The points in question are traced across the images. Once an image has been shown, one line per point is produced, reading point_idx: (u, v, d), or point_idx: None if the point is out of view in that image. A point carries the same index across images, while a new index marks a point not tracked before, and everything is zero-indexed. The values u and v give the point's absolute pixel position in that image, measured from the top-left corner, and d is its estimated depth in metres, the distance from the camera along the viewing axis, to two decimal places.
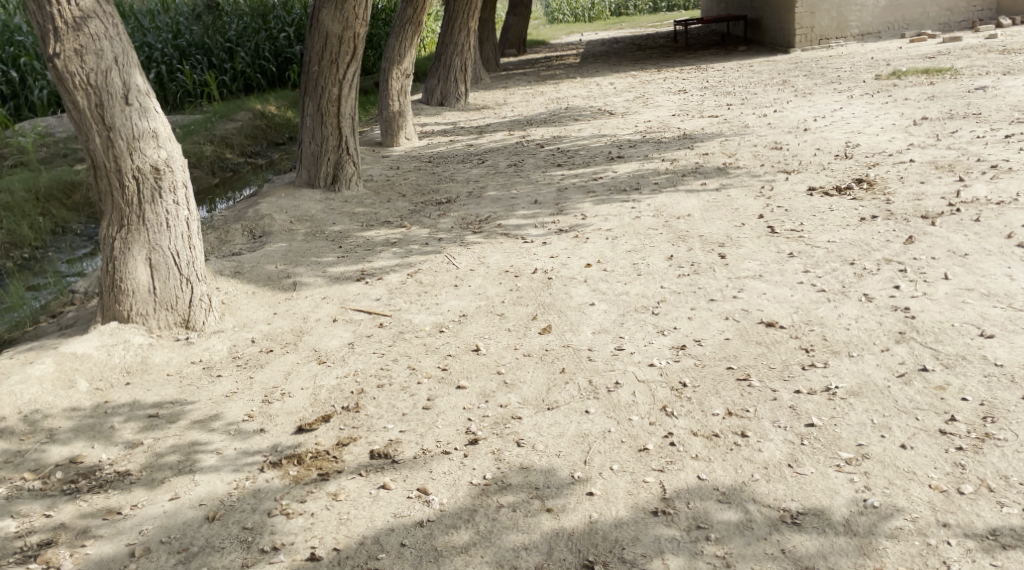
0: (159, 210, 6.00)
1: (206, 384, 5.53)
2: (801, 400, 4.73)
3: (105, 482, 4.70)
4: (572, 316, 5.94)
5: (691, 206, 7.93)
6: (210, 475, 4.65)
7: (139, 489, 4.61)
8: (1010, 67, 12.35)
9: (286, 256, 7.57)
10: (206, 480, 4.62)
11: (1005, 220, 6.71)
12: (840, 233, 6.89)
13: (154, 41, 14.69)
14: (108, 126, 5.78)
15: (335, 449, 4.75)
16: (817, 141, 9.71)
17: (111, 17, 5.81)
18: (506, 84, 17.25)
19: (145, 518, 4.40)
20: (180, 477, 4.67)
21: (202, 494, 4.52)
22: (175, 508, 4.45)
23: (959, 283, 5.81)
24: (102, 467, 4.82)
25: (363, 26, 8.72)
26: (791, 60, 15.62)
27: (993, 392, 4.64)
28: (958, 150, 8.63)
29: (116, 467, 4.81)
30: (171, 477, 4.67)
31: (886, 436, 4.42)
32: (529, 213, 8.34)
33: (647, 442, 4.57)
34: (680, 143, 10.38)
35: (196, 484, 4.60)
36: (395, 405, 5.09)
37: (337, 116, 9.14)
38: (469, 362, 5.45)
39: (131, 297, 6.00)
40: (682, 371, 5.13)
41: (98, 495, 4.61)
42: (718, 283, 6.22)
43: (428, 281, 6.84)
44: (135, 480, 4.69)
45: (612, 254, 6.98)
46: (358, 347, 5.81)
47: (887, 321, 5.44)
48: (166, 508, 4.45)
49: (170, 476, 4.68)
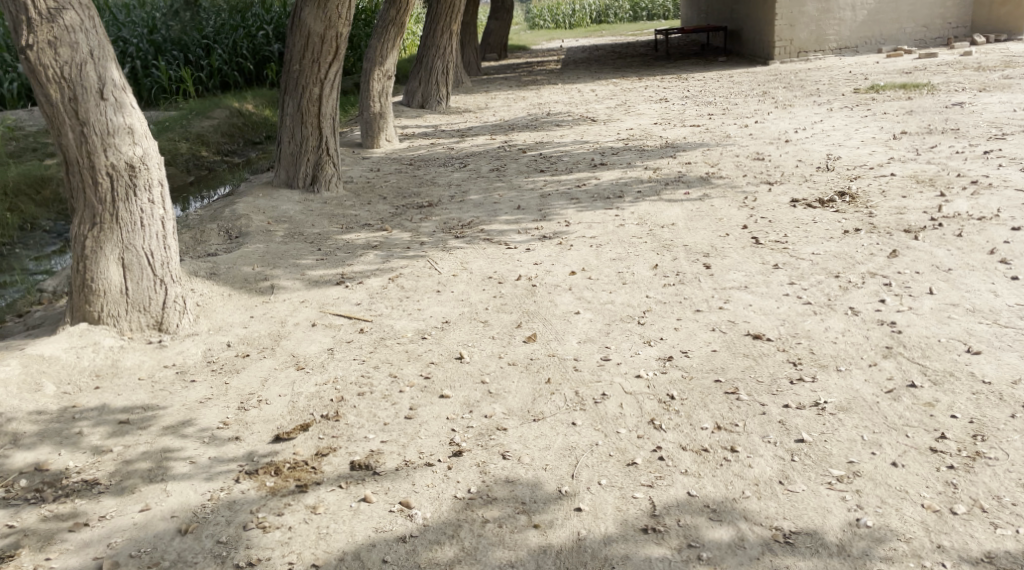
0: (133, 208, 5.85)
1: (179, 389, 5.39)
2: (790, 415, 4.66)
3: (72, 491, 4.54)
4: (557, 325, 5.85)
5: (674, 215, 7.87)
6: (182, 484, 4.51)
7: (108, 499, 4.46)
8: (985, 84, 12.42)
9: (263, 257, 7.43)
10: (178, 490, 4.47)
11: (987, 236, 6.69)
12: (824, 245, 6.85)
13: (130, 36, 14.52)
14: (82, 121, 5.63)
15: (314, 459, 4.63)
16: (799, 152, 9.68)
17: (88, 9, 5.68)
18: (487, 88, 17.17)
19: (114, 529, 4.26)
20: (150, 486, 4.52)
21: (174, 504, 4.38)
22: (145, 519, 4.30)
23: (943, 298, 5.78)
24: (68, 475, 4.66)
25: (345, 26, 8.59)
26: (771, 72, 15.64)
27: (982, 410, 4.59)
28: (938, 165, 8.63)
29: (83, 475, 4.66)
30: (141, 486, 4.53)
31: (877, 453, 4.35)
32: (511, 218, 8.24)
33: (635, 456, 4.47)
34: (663, 152, 10.33)
35: (167, 494, 4.45)
36: (376, 414, 4.97)
37: (318, 116, 9.01)
38: (453, 371, 5.35)
39: (102, 298, 5.84)
40: (670, 384, 5.04)
41: (65, 504, 4.46)
42: (704, 293, 6.16)
43: (409, 286, 6.73)
44: (103, 489, 4.54)
45: (596, 262, 6.90)
46: (338, 353, 5.69)
47: (874, 335, 5.39)
48: (136, 519, 4.31)
49: (140, 485, 4.54)
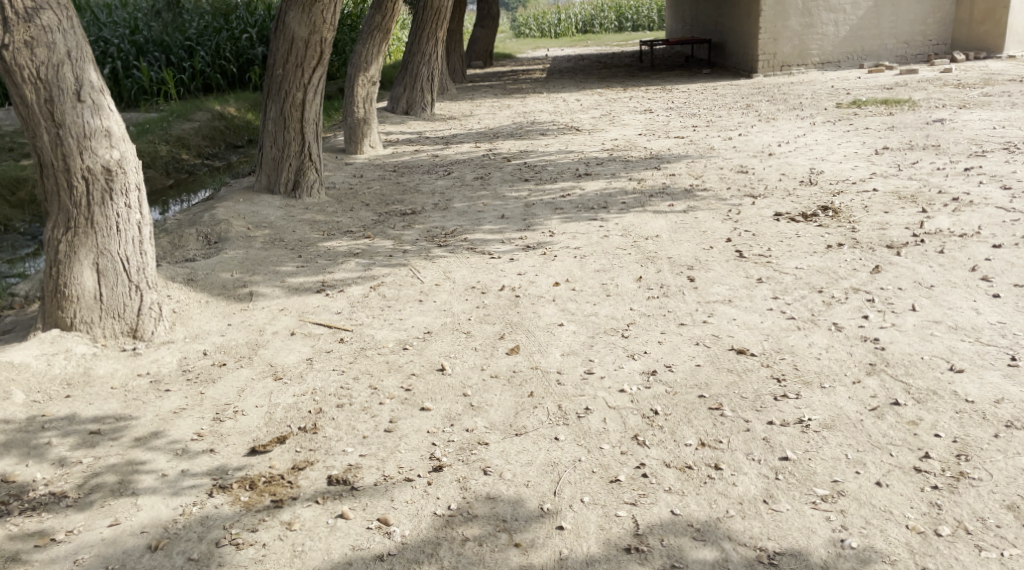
0: (108, 213, 5.76)
1: (152, 399, 5.30)
2: (774, 432, 4.63)
3: (39, 504, 4.44)
4: (540, 337, 5.80)
5: (659, 226, 7.85)
6: (153, 498, 4.42)
7: (75, 513, 4.37)
8: (966, 101, 12.50)
9: (242, 263, 7.35)
10: (149, 504, 4.39)
11: (969, 253, 6.70)
12: (807, 260, 6.84)
13: (111, 36, 14.42)
14: (58, 123, 5.55)
15: (290, 473, 4.55)
16: (782, 166, 9.68)
17: (66, 9, 5.60)
18: (472, 95, 17.13)
19: (81, 545, 4.17)
20: (120, 500, 4.43)
21: (145, 520, 4.29)
22: (114, 535, 4.21)
23: (926, 315, 5.77)
24: (35, 487, 4.56)
25: (330, 31, 8.53)
26: (754, 85, 15.69)
27: (965, 429, 4.57)
28: (920, 181, 8.66)
29: (50, 487, 4.56)
30: (111, 500, 4.44)
31: (861, 472, 4.33)
32: (495, 228, 8.20)
33: (619, 472, 4.43)
34: (647, 163, 10.31)
35: (138, 508, 4.36)
36: (356, 427, 4.90)
37: (300, 121, 8.94)
38: (434, 383, 5.28)
39: (76, 304, 5.75)
40: (653, 398, 5.00)
41: (31, 518, 4.36)
42: (688, 307, 6.13)
43: (390, 295, 6.68)
44: (71, 502, 4.44)
45: (580, 273, 6.86)
46: (317, 363, 5.62)
47: (858, 351, 5.37)
48: (105, 535, 4.22)
49: (109, 499, 4.44)
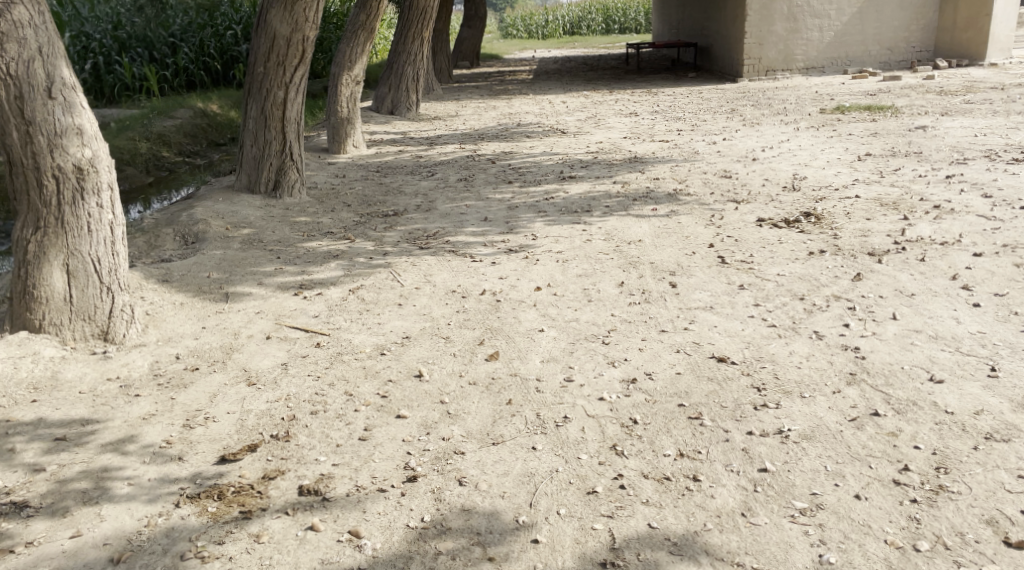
0: (80, 212, 5.72)
1: (121, 404, 5.24)
2: (753, 443, 4.60)
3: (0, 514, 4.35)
4: (520, 343, 5.75)
5: (642, 231, 7.81)
6: (118, 508, 4.34)
7: (37, 523, 4.28)
8: (948, 108, 12.53)
9: (221, 264, 7.28)
10: (114, 514, 4.31)
11: (950, 261, 6.70)
12: (789, 266, 6.82)
13: (93, 31, 14.27)
14: (28, 120, 5.51)
15: (260, 483, 4.48)
16: (766, 171, 9.67)
17: (38, 5, 5.57)
18: (457, 96, 17.07)
19: (42, 557, 4.08)
20: (83, 509, 4.35)
21: (109, 531, 4.21)
22: (76, 547, 4.13)
23: (907, 324, 5.75)
24: None
25: (312, 30, 8.48)
26: (740, 89, 15.68)
27: (944, 441, 4.55)
28: (901, 188, 8.66)
29: (13, 495, 4.47)
30: (74, 509, 4.35)
31: (840, 485, 4.30)
32: (478, 230, 8.14)
33: (596, 484, 4.38)
34: (631, 166, 10.28)
35: (102, 519, 4.28)
36: (329, 435, 4.83)
37: (282, 120, 8.88)
38: (412, 390, 5.23)
39: (45, 305, 5.71)
40: (633, 407, 4.96)
41: None
42: (669, 313, 6.10)
43: (370, 298, 6.62)
44: (33, 511, 4.35)
45: (562, 277, 6.82)
46: (292, 369, 5.56)
47: (838, 360, 5.34)
48: (66, 546, 4.14)
49: (72, 508, 4.36)
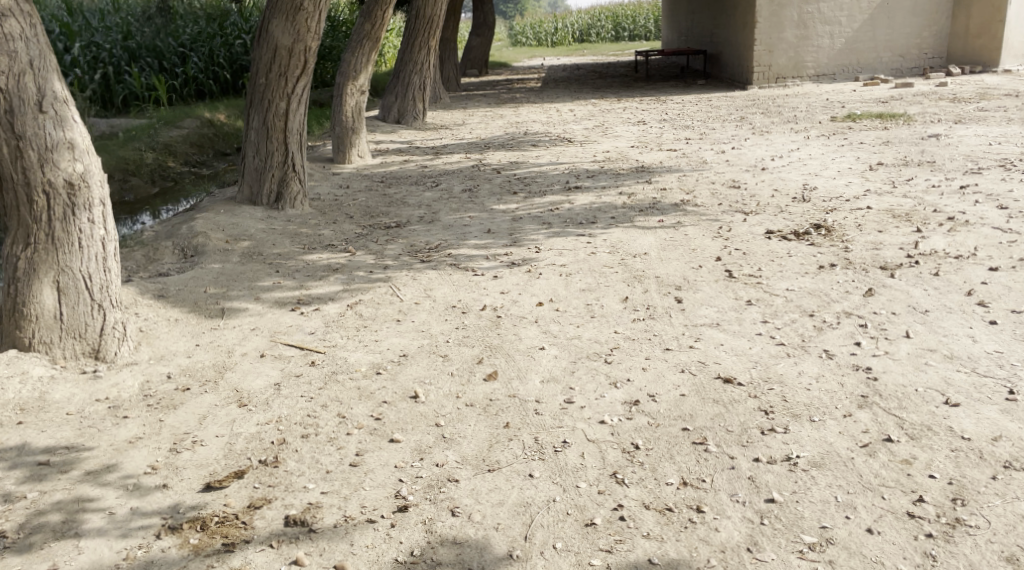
0: (71, 228, 5.57)
1: (108, 427, 5.09)
2: (760, 471, 4.41)
3: None
4: (519, 361, 5.57)
5: (647, 244, 7.63)
6: (96, 540, 4.20)
7: (12, 556, 4.14)
8: (961, 116, 12.32)
9: (218, 278, 7.14)
10: (92, 546, 4.17)
11: (965, 276, 6.50)
12: (798, 281, 6.62)
13: (103, 41, 14.07)
14: (18, 134, 5.37)
15: (245, 512, 4.32)
16: (775, 181, 9.48)
17: (30, 17, 5.45)
18: (464, 104, 16.93)
19: None
20: (60, 542, 4.21)
21: (86, 565, 4.07)
22: None
23: (921, 343, 5.55)
24: None
25: (315, 40, 8.34)
26: (749, 97, 15.50)
27: (961, 470, 4.35)
28: (914, 199, 8.44)
29: None
30: (51, 542, 4.22)
31: (851, 517, 4.11)
32: (480, 242, 7.98)
33: (594, 515, 4.20)
34: (638, 176, 10.11)
35: (79, 552, 4.15)
36: (319, 461, 4.67)
37: (284, 131, 8.73)
38: (406, 412, 5.06)
39: (35, 324, 5.56)
40: (635, 432, 4.78)
41: None
42: (673, 330, 5.91)
43: (368, 314, 6.46)
44: (9, 543, 4.22)
45: (564, 292, 6.65)
46: (285, 389, 5.40)
47: (849, 382, 5.14)
48: None
49: (49, 541, 4.22)
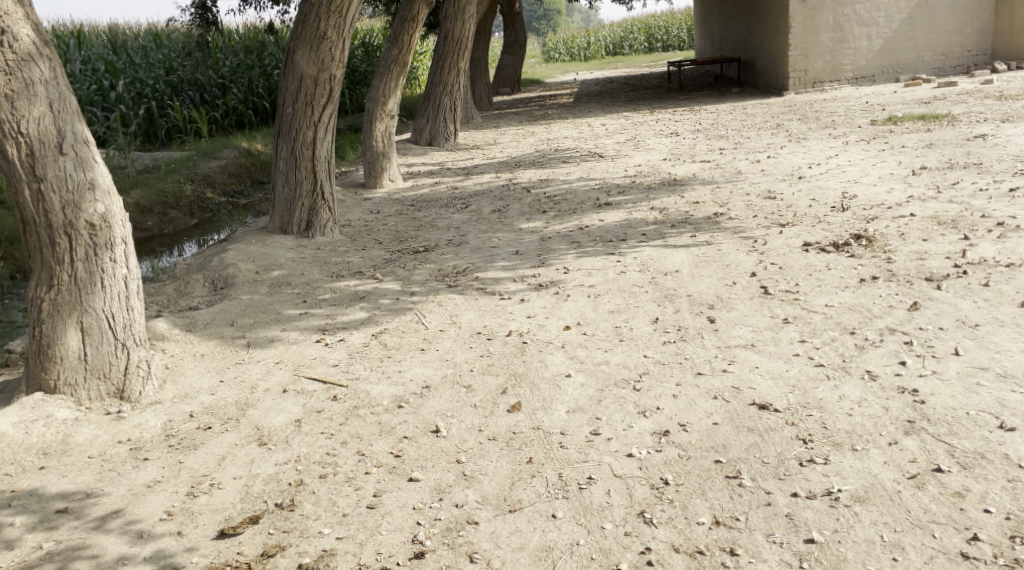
0: (93, 268, 5.48)
1: (129, 470, 4.96)
2: (798, 508, 4.17)
3: None
4: (546, 391, 5.35)
5: (680, 260, 7.39)
6: None
7: None
8: (1008, 114, 11.91)
9: (245, 310, 7.02)
10: None
11: (1016, 286, 6.17)
12: (838, 296, 6.34)
13: (146, 76, 14.07)
14: (39, 177, 5.29)
15: (258, 561, 4.19)
16: (813, 190, 9.18)
17: (50, 60, 5.36)
18: (496, 123, 16.79)
19: None
20: None
21: None
22: None
23: (971, 360, 5.25)
24: None
25: (340, 69, 8.25)
26: (786, 103, 15.16)
27: (1019, 502, 4.08)
28: (960, 204, 8.10)
29: None
30: None
31: (899, 559, 3.86)
32: (509, 265, 7.79)
33: (620, 560, 3.99)
34: (671, 189, 9.86)
35: None
36: (336, 503, 4.51)
37: (312, 159, 8.62)
38: (427, 448, 4.87)
39: (59, 366, 5.46)
40: (665, 465, 4.55)
41: None
42: (706, 353, 5.66)
43: (392, 344, 6.29)
44: None
45: (593, 314, 6.43)
46: (305, 426, 5.24)
47: (894, 406, 4.85)
48: None
49: None
